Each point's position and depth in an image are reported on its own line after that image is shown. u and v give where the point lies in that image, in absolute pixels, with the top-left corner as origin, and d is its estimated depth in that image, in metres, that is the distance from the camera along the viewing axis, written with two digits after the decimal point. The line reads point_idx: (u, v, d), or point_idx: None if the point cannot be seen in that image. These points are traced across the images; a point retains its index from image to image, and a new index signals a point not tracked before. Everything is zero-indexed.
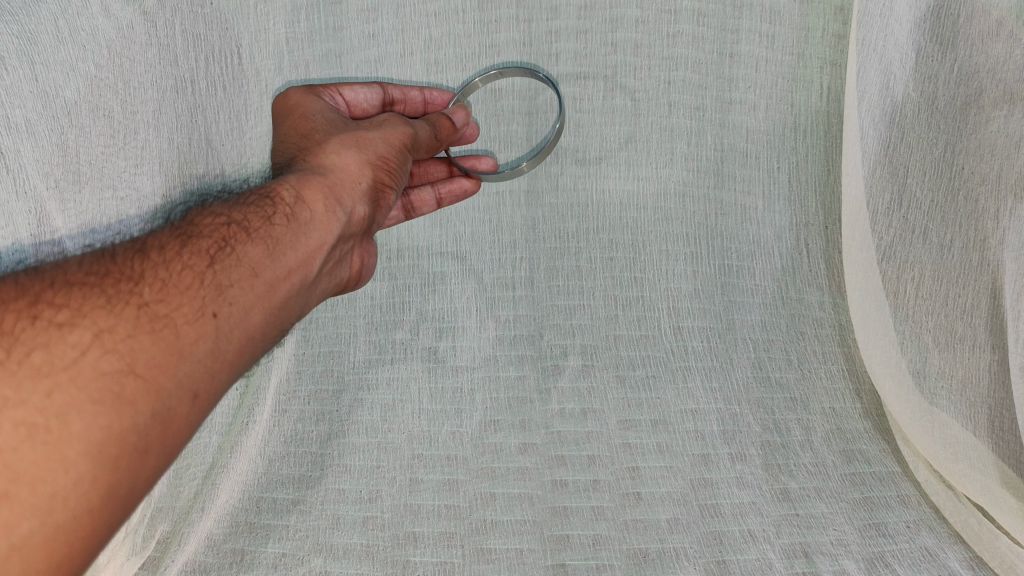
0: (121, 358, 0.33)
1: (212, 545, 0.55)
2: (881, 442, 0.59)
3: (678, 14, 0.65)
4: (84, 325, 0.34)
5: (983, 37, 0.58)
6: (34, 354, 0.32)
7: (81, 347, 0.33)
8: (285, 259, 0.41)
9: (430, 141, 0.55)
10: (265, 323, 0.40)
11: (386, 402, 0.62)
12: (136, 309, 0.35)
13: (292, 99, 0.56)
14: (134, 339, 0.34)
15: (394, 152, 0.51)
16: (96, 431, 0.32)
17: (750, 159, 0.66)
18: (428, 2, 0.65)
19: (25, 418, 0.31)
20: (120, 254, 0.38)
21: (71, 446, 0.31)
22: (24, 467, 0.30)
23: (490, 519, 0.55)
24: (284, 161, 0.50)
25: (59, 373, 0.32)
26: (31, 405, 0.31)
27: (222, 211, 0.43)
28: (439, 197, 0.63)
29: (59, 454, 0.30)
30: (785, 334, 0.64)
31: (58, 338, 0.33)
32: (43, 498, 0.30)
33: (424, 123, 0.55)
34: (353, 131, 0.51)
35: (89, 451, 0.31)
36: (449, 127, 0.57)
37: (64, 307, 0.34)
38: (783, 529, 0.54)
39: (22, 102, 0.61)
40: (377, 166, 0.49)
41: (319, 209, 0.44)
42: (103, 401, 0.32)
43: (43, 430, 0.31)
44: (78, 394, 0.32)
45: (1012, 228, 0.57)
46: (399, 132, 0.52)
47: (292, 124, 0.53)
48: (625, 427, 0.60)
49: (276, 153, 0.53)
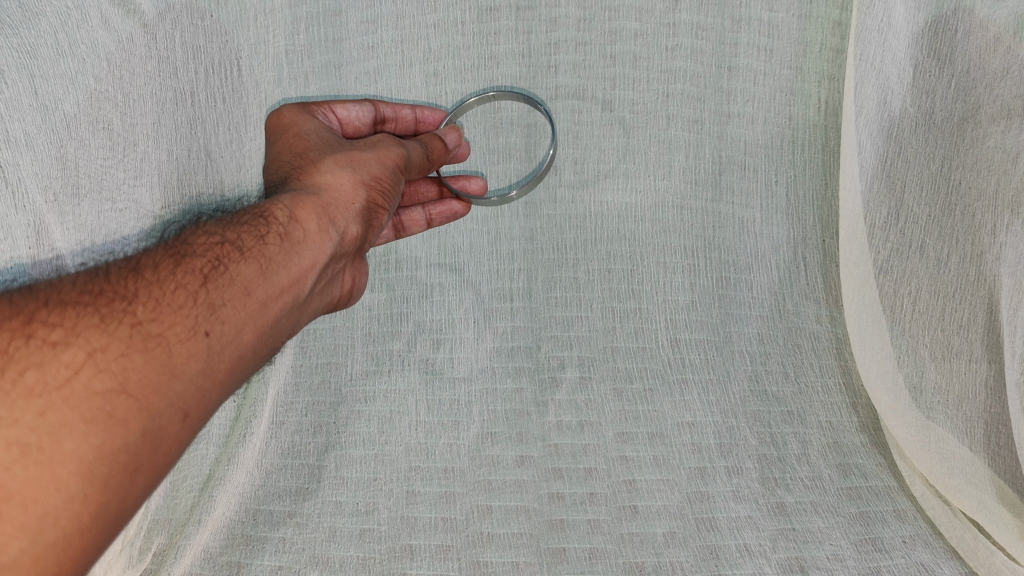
0: (113, 377, 0.33)
1: (208, 558, 0.55)
2: (878, 456, 0.60)
3: (676, 28, 0.65)
4: (77, 344, 0.34)
5: (982, 52, 0.58)
6: (27, 374, 0.32)
7: (74, 366, 0.33)
8: (277, 278, 0.41)
9: (422, 162, 0.55)
10: (257, 341, 0.40)
11: (383, 414, 0.62)
12: (129, 328, 0.35)
13: (286, 117, 0.56)
14: (127, 358, 0.34)
15: (388, 173, 0.50)
16: (87, 450, 0.32)
17: (749, 172, 0.66)
18: (427, 15, 0.65)
19: (19, 437, 0.31)
20: (114, 273, 0.38)
21: (63, 465, 0.31)
22: (16, 486, 0.30)
23: (487, 532, 0.55)
24: (278, 178, 0.50)
25: (53, 392, 0.32)
26: (24, 425, 0.31)
27: (216, 230, 0.42)
28: (430, 218, 0.64)
29: (51, 473, 0.31)
30: (782, 347, 0.64)
31: (51, 357, 0.33)
32: (34, 517, 0.30)
33: (416, 143, 0.55)
34: (349, 150, 0.51)
35: (80, 471, 0.31)
36: (441, 148, 0.57)
37: (58, 325, 0.34)
38: (779, 543, 0.55)
39: (21, 116, 0.61)
40: (371, 186, 0.49)
41: (313, 229, 0.44)
42: (95, 420, 0.32)
43: (35, 450, 0.31)
44: (70, 413, 0.32)
45: (1008, 245, 0.57)
46: (393, 153, 0.52)
47: (287, 143, 0.53)
48: (622, 440, 0.60)
49: (270, 171, 0.52)
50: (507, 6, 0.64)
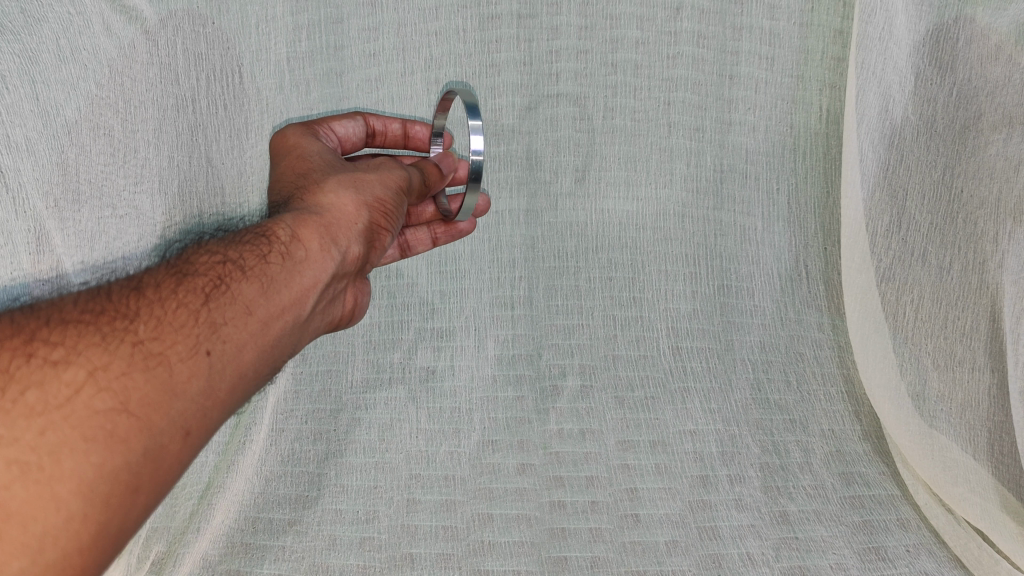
0: (115, 396, 0.31)
1: (207, 566, 0.52)
2: (881, 465, 0.59)
3: (678, 36, 0.65)
4: (78, 363, 0.31)
5: (983, 60, 0.57)
6: (28, 393, 0.29)
7: (75, 384, 0.30)
8: (278, 298, 0.39)
9: (421, 187, 0.55)
10: (257, 361, 0.38)
11: (384, 422, 0.62)
12: (131, 347, 0.33)
13: (291, 139, 0.54)
14: (129, 376, 0.31)
15: (391, 195, 0.49)
16: (87, 470, 0.28)
17: (750, 180, 0.67)
18: (428, 23, 0.65)
19: (18, 456, 0.28)
20: (115, 291, 0.36)
21: (64, 484, 0.28)
22: (16, 505, 0.27)
23: (488, 541, 0.53)
24: (281, 199, 0.48)
25: (53, 412, 0.29)
26: (23, 444, 0.28)
27: (218, 249, 0.41)
28: (436, 237, 0.62)
29: (51, 493, 0.27)
30: (784, 355, 0.65)
31: (52, 376, 0.30)
32: (34, 536, 0.27)
33: (417, 168, 0.54)
34: (351, 171, 0.50)
35: (81, 491, 0.28)
36: (437, 174, 0.56)
37: (60, 344, 0.31)
38: (782, 552, 0.53)
39: (22, 121, 0.60)
40: (374, 208, 0.48)
41: (314, 247, 0.43)
42: (96, 439, 0.29)
43: (35, 469, 0.28)
44: (71, 432, 0.29)
45: (1011, 252, 0.57)
46: (396, 175, 0.51)
47: (289, 164, 0.52)
48: (624, 448, 0.60)
49: (272, 192, 0.51)
50: (508, 14, 0.64)
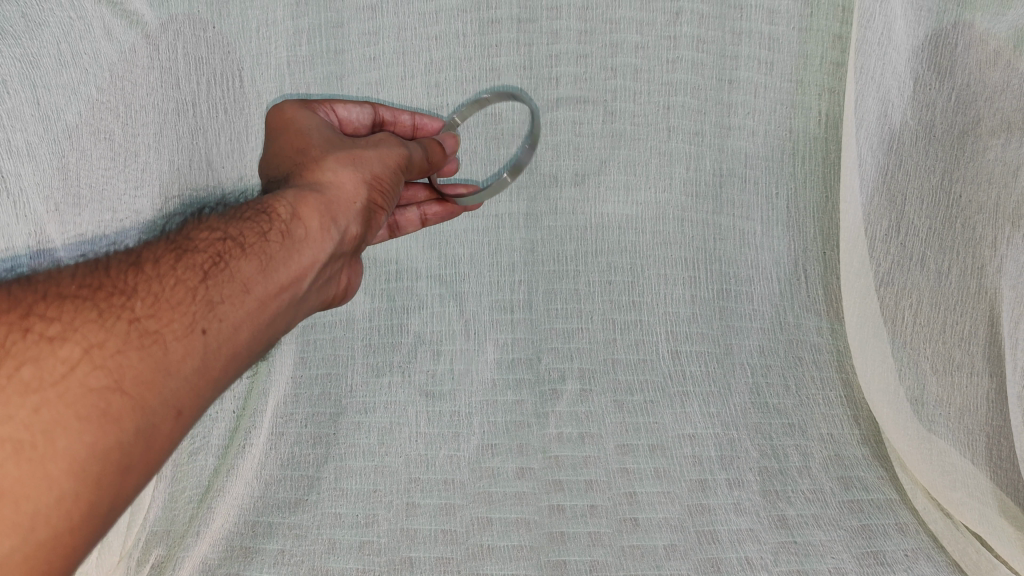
0: (109, 374, 0.32)
1: (207, 570, 0.54)
2: (880, 469, 0.59)
3: (677, 40, 0.65)
4: (74, 340, 0.32)
5: (982, 66, 0.58)
6: (24, 369, 0.31)
7: (71, 361, 0.32)
8: (277, 277, 0.39)
9: (422, 164, 0.54)
10: (253, 339, 0.38)
11: (384, 426, 0.62)
12: (127, 324, 0.34)
13: (286, 113, 0.54)
14: (123, 354, 0.33)
15: (389, 173, 0.49)
16: (79, 449, 0.30)
17: (750, 185, 0.66)
18: (428, 26, 0.65)
19: (12, 434, 0.29)
20: (114, 266, 0.37)
21: (56, 463, 0.29)
22: (9, 484, 0.29)
23: (487, 544, 0.54)
24: (281, 175, 0.48)
25: (48, 389, 0.31)
26: (18, 421, 0.30)
27: (219, 225, 0.41)
28: (425, 218, 0.62)
29: (43, 471, 0.29)
30: (783, 360, 0.65)
31: (48, 353, 0.32)
32: (25, 516, 0.29)
33: (418, 145, 0.54)
34: (350, 148, 0.49)
35: (73, 470, 0.30)
36: (440, 152, 0.56)
37: (56, 320, 0.33)
38: (780, 556, 0.54)
39: (22, 125, 0.62)
40: (373, 187, 0.47)
41: (314, 227, 0.42)
42: (90, 418, 0.31)
43: (28, 447, 0.29)
44: (65, 410, 0.30)
45: (1009, 257, 0.58)
46: (395, 153, 0.50)
47: (287, 140, 0.51)
48: (623, 453, 0.60)
49: (270, 166, 0.51)
50: (508, 18, 0.64)
